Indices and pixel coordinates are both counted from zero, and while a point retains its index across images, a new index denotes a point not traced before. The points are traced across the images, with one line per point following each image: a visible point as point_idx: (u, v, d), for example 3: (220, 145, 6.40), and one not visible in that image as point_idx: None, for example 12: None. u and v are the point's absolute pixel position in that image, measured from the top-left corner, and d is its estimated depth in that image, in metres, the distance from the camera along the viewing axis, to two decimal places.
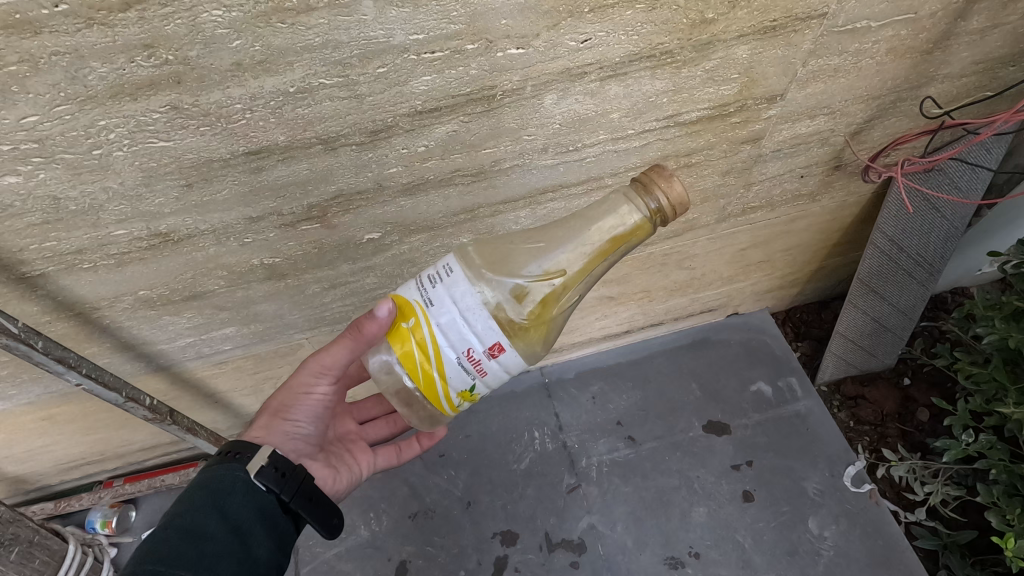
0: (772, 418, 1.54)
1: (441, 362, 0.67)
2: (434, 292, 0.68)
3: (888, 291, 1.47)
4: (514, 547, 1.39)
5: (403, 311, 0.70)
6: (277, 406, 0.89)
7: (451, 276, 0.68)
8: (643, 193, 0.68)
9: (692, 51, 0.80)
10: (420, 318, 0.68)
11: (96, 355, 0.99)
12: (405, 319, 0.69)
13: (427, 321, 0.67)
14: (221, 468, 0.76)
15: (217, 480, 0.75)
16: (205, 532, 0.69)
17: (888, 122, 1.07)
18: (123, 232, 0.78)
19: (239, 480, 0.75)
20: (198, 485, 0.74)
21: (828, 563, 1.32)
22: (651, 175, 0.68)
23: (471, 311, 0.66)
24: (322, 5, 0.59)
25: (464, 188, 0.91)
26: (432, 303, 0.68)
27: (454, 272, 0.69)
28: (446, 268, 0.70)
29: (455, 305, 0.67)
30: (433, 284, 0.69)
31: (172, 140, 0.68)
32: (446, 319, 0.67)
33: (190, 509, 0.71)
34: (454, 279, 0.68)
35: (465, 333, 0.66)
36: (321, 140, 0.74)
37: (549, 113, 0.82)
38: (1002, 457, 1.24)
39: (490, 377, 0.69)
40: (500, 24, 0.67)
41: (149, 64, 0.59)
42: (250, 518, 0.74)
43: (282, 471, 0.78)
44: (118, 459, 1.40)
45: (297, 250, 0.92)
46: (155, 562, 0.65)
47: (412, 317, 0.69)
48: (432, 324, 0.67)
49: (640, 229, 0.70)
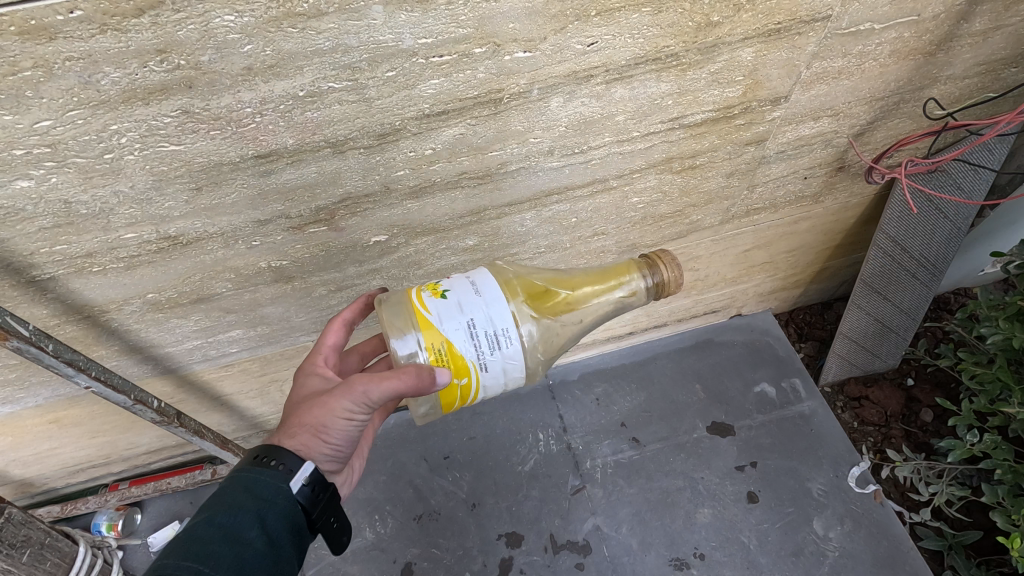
0: (777, 418, 1.54)
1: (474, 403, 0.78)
2: (492, 357, 0.73)
3: (891, 291, 1.48)
4: (519, 548, 1.39)
5: (458, 368, 0.73)
6: (317, 426, 0.79)
7: (512, 349, 0.73)
8: (649, 266, 0.83)
9: (697, 54, 0.80)
10: (474, 378, 0.74)
11: (104, 358, 1.00)
12: (459, 377, 0.73)
13: (480, 383, 0.74)
14: (265, 476, 0.73)
15: (261, 486, 0.73)
16: (244, 538, 0.68)
17: (891, 123, 1.08)
18: (133, 236, 0.79)
19: (280, 493, 0.73)
20: (241, 486, 0.73)
21: (834, 564, 1.33)
22: (659, 255, 0.83)
23: (517, 378, 0.76)
24: (332, 10, 0.60)
25: (471, 191, 0.91)
26: (489, 370, 0.74)
27: (513, 342, 0.73)
28: (506, 335, 0.73)
29: (506, 373, 0.75)
30: (493, 351, 0.73)
31: (182, 144, 0.68)
32: (495, 381, 0.75)
33: (233, 510, 0.70)
34: (512, 350, 0.73)
35: (502, 388, 0.77)
36: (329, 143, 0.75)
37: (555, 116, 0.83)
38: (1007, 457, 1.24)
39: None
40: (508, 28, 0.68)
41: (162, 69, 0.60)
42: (286, 532, 0.72)
43: (318, 488, 0.77)
44: (124, 463, 1.41)
45: (304, 252, 0.92)
46: (195, 561, 0.64)
47: (467, 377, 0.73)
48: (482, 385, 0.75)
49: (636, 296, 0.85)
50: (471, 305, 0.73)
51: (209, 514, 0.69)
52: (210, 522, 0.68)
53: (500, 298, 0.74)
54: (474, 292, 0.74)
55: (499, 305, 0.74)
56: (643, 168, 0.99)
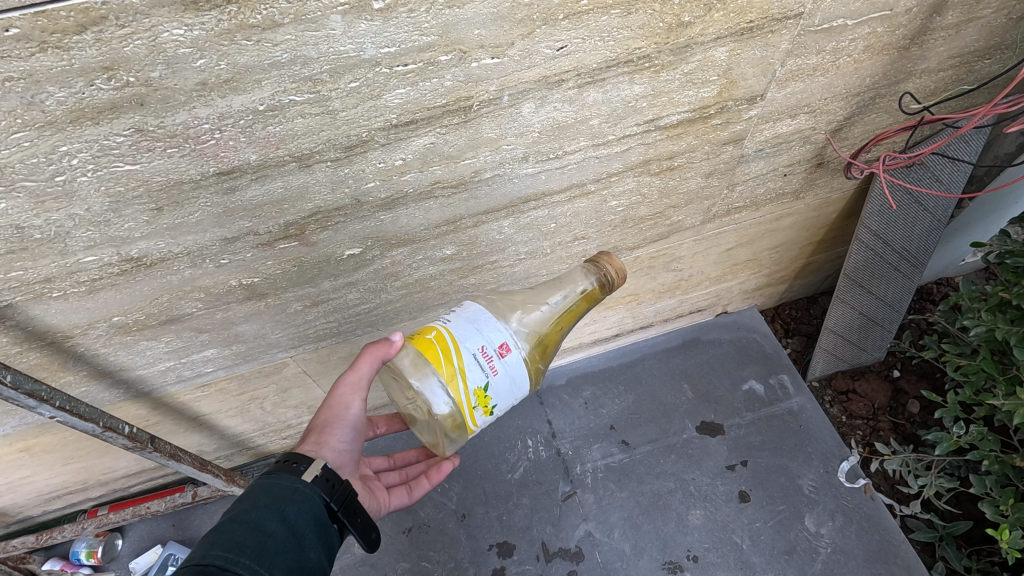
0: (765, 416, 1.54)
1: (462, 356, 0.77)
2: (452, 315, 0.84)
3: (875, 285, 1.48)
4: (510, 558, 1.37)
5: (426, 330, 0.82)
6: (322, 423, 0.92)
7: (466, 305, 0.86)
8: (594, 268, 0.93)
9: (670, 55, 0.79)
10: (441, 328, 0.81)
11: (72, 383, 0.96)
12: (428, 333, 0.81)
13: (449, 330, 0.80)
14: (282, 477, 0.76)
15: (277, 486, 0.74)
16: (267, 529, 0.68)
17: (868, 118, 1.07)
18: (93, 259, 0.76)
19: (297, 491, 0.75)
20: (259, 489, 0.74)
21: (826, 560, 1.32)
22: (601, 255, 0.93)
23: (483, 320, 0.82)
24: (288, 21, 0.58)
25: (445, 200, 0.89)
26: (452, 320, 0.82)
27: (467, 305, 0.87)
28: (461, 306, 0.87)
29: (472, 320, 0.82)
30: (450, 313, 0.85)
31: (138, 163, 0.66)
32: (464, 326, 0.80)
33: (254, 507, 0.70)
34: (468, 308, 0.85)
35: (478, 333, 0.79)
36: (294, 157, 0.72)
37: (527, 122, 0.81)
38: (994, 448, 1.24)
39: (500, 377, 0.79)
40: (474, 34, 0.66)
41: (110, 87, 0.57)
42: (307, 525, 0.72)
43: (331, 479, 0.80)
44: (103, 487, 1.37)
45: (276, 269, 0.90)
46: (223, 548, 0.63)
47: (434, 329, 0.81)
48: (453, 330, 0.80)
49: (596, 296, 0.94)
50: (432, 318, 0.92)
51: (232, 512, 0.69)
52: (233, 519, 0.68)
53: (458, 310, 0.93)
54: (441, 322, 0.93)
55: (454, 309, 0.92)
56: (622, 170, 0.98)
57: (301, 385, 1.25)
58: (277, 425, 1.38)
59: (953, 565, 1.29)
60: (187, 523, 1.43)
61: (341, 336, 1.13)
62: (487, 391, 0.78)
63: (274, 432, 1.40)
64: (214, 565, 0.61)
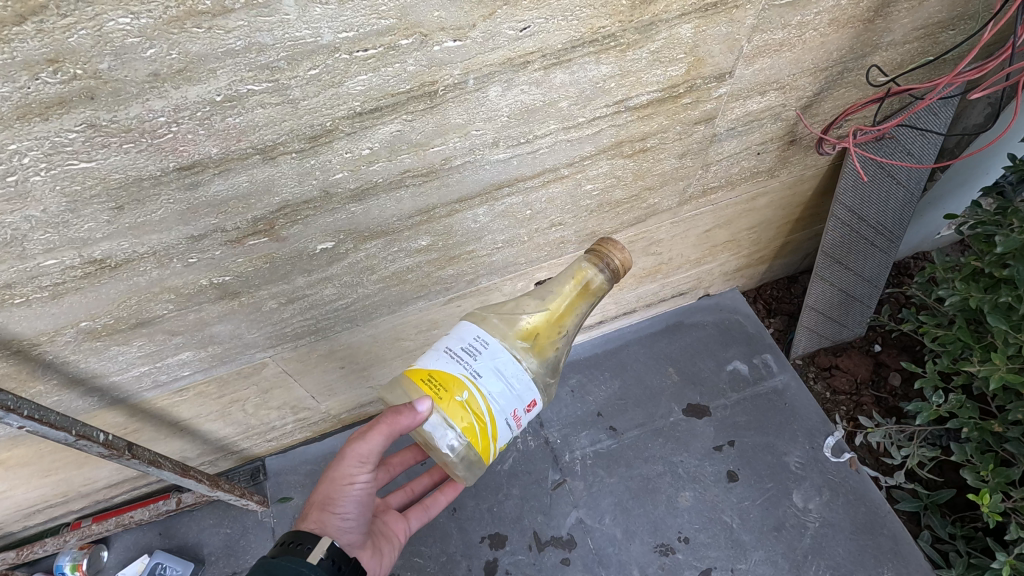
0: (750, 396, 1.55)
1: (496, 424, 0.79)
2: (478, 363, 0.79)
3: (853, 261, 1.50)
4: (503, 550, 1.37)
5: (453, 386, 0.78)
6: (324, 500, 0.92)
7: (490, 348, 0.80)
8: (598, 258, 0.89)
9: (635, 33, 0.78)
10: (472, 388, 0.78)
11: (42, 394, 0.94)
12: (458, 392, 0.77)
13: (482, 393, 0.77)
14: (287, 560, 0.77)
15: (280, 569, 0.76)
16: None
17: (837, 94, 1.08)
18: (54, 262, 0.73)
19: (302, 574, 0.76)
20: (264, 571, 0.75)
21: (815, 535, 1.35)
22: (606, 243, 0.89)
23: (515, 374, 0.80)
24: (239, 6, 0.56)
25: (416, 189, 0.88)
26: (481, 374, 0.78)
27: (489, 343, 0.81)
28: (481, 341, 0.81)
29: (501, 375, 0.79)
30: (475, 358, 0.79)
31: (94, 160, 0.64)
32: (497, 386, 0.78)
33: None
34: (493, 350, 0.80)
35: (511, 395, 0.79)
36: (258, 149, 0.71)
37: (495, 105, 0.80)
38: (972, 415, 1.25)
39: (522, 427, 0.84)
40: (434, 16, 0.65)
41: (57, 81, 0.55)
42: None
43: (338, 561, 0.82)
44: (85, 499, 1.34)
45: (247, 266, 0.88)
46: None
47: (466, 390, 0.77)
48: (486, 393, 0.78)
49: (602, 287, 0.91)
50: (443, 339, 0.84)
51: None
52: None
53: (464, 325, 0.85)
54: (447, 334, 0.85)
55: (466, 328, 0.84)
56: (594, 153, 0.97)
57: (282, 386, 1.24)
58: (261, 428, 1.36)
59: (938, 532, 1.34)
60: (173, 531, 1.41)
61: (320, 333, 1.12)
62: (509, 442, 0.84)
63: (258, 434, 1.39)
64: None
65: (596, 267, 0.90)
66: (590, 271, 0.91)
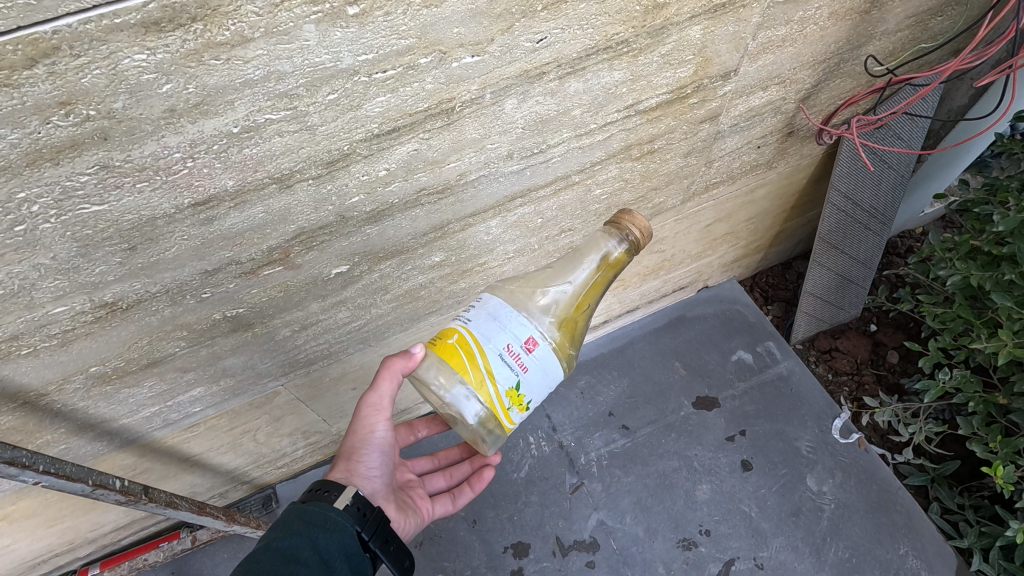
0: (757, 384, 1.57)
1: (486, 358, 0.73)
2: (470, 312, 0.79)
3: (848, 245, 1.52)
4: (527, 558, 1.36)
5: (446, 332, 0.77)
6: (350, 451, 0.92)
7: (483, 299, 0.80)
8: (616, 229, 0.85)
9: (647, 38, 0.78)
10: (462, 329, 0.76)
11: (50, 444, 0.89)
12: (449, 336, 0.76)
13: (469, 330, 0.75)
14: (315, 505, 0.79)
15: (308, 514, 0.78)
16: (300, 558, 0.71)
17: (834, 84, 1.09)
18: (63, 310, 0.70)
19: (330, 518, 0.78)
20: (293, 516, 0.78)
21: (832, 516, 1.37)
22: (621, 214, 0.85)
23: (505, 313, 0.76)
24: (259, 35, 0.54)
25: (431, 207, 0.86)
26: (472, 318, 0.77)
27: (484, 297, 0.81)
28: (478, 298, 0.82)
29: (491, 316, 0.76)
30: (469, 310, 0.80)
31: (107, 202, 0.61)
32: (487, 324, 0.75)
33: (288, 535, 0.74)
34: (487, 301, 0.80)
35: (503, 329, 0.75)
36: (274, 179, 0.68)
37: (510, 118, 0.78)
38: (977, 389, 1.28)
39: (531, 372, 0.75)
40: (453, 32, 0.63)
41: (68, 123, 0.52)
42: (336, 553, 0.75)
43: (364, 510, 0.82)
44: (92, 544, 1.29)
45: (261, 296, 0.85)
46: None
47: (455, 331, 0.76)
48: (475, 330, 0.75)
49: (625, 258, 0.86)
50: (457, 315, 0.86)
51: (266, 540, 0.72)
52: (268, 547, 0.71)
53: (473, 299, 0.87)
54: None
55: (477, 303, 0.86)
56: (604, 158, 0.97)
57: (293, 412, 1.21)
58: (271, 455, 1.32)
59: (947, 504, 1.38)
60: (186, 568, 1.36)
61: (331, 356, 1.09)
62: (519, 390, 0.74)
63: (268, 462, 1.35)
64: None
65: (614, 238, 0.85)
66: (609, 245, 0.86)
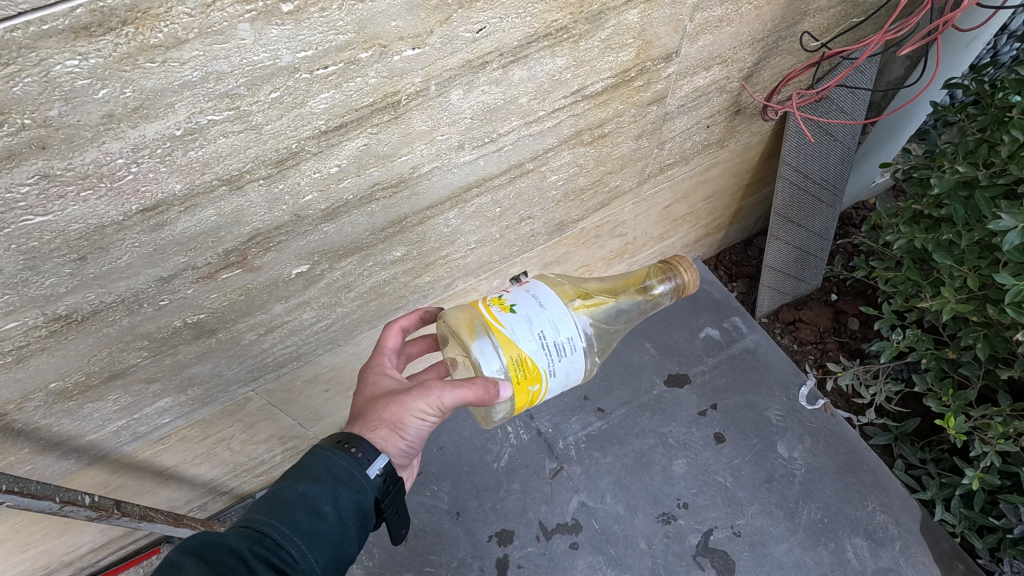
0: (725, 359, 1.62)
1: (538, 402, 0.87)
2: (560, 363, 0.82)
3: (803, 218, 1.57)
4: (512, 544, 1.38)
5: (531, 378, 0.81)
6: (394, 423, 0.82)
7: (574, 356, 0.83)
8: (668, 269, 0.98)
9: (585, 23, 0.80)
10: (544, 383, 0.82)
11: (15, 465, 0.88)
12: (532, 385, 0.82)
13: (548, 388, 0.83)
14: (345, 461, 0.75)
15: (337, 466, 0.75)
16: (318, 515, 0.72)
17: (774, 61, 1.13)
18: (15, 325, 0.69)
19: (356, 478, 0.76)
20: (324, 463, 0.75)
21: (803, 480, 1.42)
22: (677, 261, 0.97)
23: (575, 379, 0.86)
24: (193, 36, 0.54)
25: (386, 202, 0.87)
26: (556, 373, 0.82)
27: (575, 350, 0.83)
28: (571, 346, 0.82)
29: (567, 379, 0.84)
30: (559, 360, 0.82)
31: (50, 213, 0.60)
32: (560, 386, 0.85)
33: (315, 483, 0.74)
34: (574, 353, 0.83)
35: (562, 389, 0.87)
36: (223, 180, 0.69)
37: (457, 109, 0.80)
38: (929, 346, 1.34)
39: None
40: (391, 26, 0.64)
41: (3, 134, 0.52)
42: (355, 512, 0.75)
43: (389, 478, 0.79)
44: (69, 567, 1.27)
45: (222, 301, 0.85)
46: (278, 519, 0.70)
47: (539, 384, 0.82)
48: (550, 389, 0.84)
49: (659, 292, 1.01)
50: (539, 317, 0.82)
51: (295, 481, 0.73)
52: (294, 490, 0.73)
53: (562, 312, 0.83)
54: (539, 306, 0.83)
55: (561, 317, 0.83)
56: (556, 144, 0.99)
57: (267, 418, 1.20)
58: (249, 462, 1.32)
59: (910, 459, 1.44)
60: None
61: (300, 358, 1.09)
62: None
63: (246, 471, 1.34)
64: (266, 533, 0.69)
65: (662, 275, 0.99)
66: (656, 281, 1.00)
